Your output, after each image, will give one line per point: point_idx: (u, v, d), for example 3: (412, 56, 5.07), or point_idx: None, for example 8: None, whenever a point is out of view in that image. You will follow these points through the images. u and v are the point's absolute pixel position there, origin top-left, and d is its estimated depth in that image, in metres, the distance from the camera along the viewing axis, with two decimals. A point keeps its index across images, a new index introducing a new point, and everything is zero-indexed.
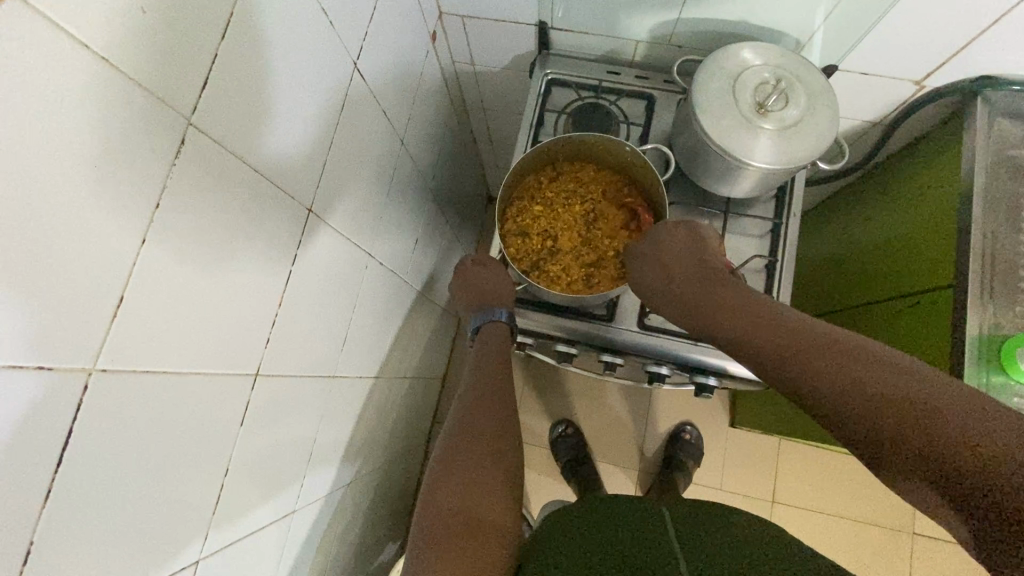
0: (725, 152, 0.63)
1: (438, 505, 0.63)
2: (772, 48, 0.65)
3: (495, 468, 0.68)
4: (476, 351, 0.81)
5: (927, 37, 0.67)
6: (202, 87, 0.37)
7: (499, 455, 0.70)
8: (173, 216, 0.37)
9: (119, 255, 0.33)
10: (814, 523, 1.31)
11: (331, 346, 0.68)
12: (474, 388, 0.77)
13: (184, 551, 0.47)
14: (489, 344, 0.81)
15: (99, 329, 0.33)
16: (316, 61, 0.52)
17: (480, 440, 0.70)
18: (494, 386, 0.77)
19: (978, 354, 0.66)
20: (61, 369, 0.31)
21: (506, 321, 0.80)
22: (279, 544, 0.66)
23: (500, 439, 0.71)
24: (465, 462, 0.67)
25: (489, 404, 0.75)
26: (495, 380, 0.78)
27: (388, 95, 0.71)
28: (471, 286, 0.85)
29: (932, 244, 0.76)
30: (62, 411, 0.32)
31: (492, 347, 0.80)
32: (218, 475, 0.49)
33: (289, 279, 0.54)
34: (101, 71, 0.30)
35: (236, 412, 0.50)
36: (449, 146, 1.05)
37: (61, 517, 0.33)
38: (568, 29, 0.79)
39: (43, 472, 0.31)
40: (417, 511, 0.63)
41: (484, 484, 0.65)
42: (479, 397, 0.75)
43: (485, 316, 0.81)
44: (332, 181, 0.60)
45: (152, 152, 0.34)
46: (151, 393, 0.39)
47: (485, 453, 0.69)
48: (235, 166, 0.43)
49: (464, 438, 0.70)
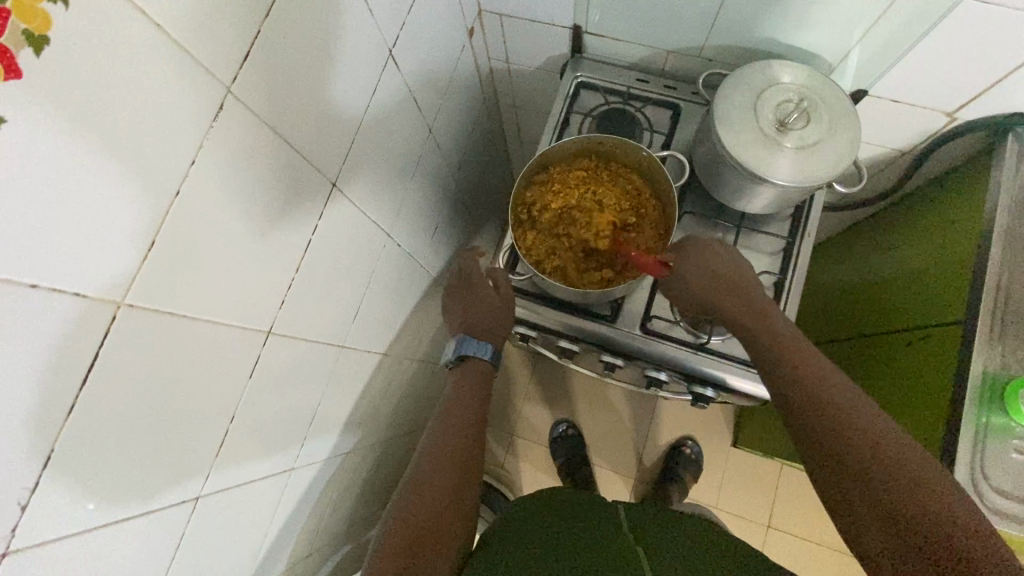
0: (741, 166, 0.64)
1: (413, 507, 0.65)
2: (800, 68, 0.66)
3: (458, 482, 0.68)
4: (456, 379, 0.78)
5: (962, 68, 0.66)
6: (245, 59, 0.41)
7: (465, 472, 0.70)
8: (206, 174, 0.40)
9: (154, 202, 0.37)
10: (808, 552, 1.29)
11: (343, 316, 0.72)
12: (453, 405, 0.76)
13: (185, 487, 0.50)
14: (466, 380, 0.79)
15: (129, 269, 0.36)
16: (354, 44, 0.55)
17: (451, 452, 0.70)
18: (473, 404, 0.76)
19: (980, 393, 0.65)
20: (95, 298, 0.35)
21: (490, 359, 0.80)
22: (275, 498, 0.70)
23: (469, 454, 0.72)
24: (434, 473, 0.68)
25: (460, 422, 0.73)
26: (474, 406, 0.76)
27: (420, 84, 0.74)
28: (468, 302, 0.80)
29: (947, 279, 0.75)
30: (92, 336, 0.35)
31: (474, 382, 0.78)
32: (224, 421, 0.53)
33: (308, 247, 0.58)
34: (152, 33, 0.33)
35: (247, 365, 0.54)
36: (478, 139, 1.08)
37: (80, 435, 0.37)
38: (602, 34, 0.80)
39: (69, 388, 0.35)
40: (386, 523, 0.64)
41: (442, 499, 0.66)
42: (451, 415, 0.74)
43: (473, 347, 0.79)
44: (358, 160, 0.63)
45: (189, 112, 0.37)
46: (170, 332, 0.42)
47: (456, 469, 0.69)
48: (267, 135, 0.46)
49: (436, 449, 0.71)
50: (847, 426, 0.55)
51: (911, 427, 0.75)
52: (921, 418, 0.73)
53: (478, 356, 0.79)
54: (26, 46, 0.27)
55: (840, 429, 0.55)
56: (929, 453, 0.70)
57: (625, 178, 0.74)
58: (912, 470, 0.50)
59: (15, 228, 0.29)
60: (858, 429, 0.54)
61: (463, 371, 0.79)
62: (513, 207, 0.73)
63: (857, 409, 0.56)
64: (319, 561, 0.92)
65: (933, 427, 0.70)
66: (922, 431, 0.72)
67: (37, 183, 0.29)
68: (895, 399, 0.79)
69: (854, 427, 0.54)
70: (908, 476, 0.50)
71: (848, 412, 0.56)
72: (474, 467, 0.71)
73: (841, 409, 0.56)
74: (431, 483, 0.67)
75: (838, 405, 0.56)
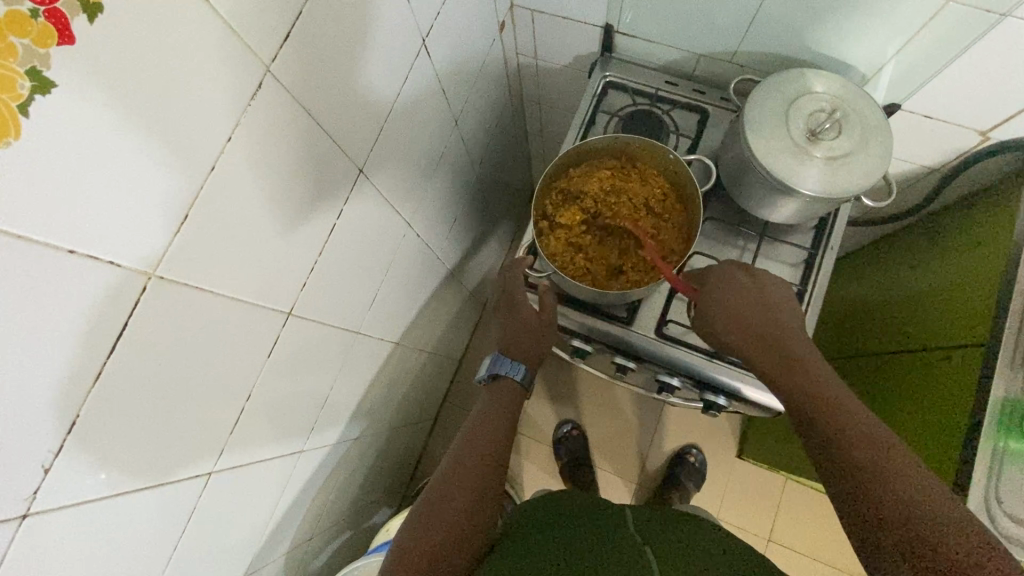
0: (770, 174, 0.63)
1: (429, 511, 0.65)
2: (835, 78, 0.65)
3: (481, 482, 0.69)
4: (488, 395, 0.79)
5: (1000, 87, 0.65)
6: (284, 39, 0.41)
7: (491, 478, 0.70)
8: (240, 151, 0.41)
9: (190, 175, 0.37)
10: (808, 568, 1.28)
11: (360, 302, 0.72)
12: (478, 421, 0.76)
13: (199, 460, 0.51)
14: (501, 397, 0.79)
15: (161, 241, 0.37)
16: (390, 30, 0.55)
17: (476, 457, 0.71)
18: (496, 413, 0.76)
19: (998, 417, 0.65)
20: (127, 268, 0.35)
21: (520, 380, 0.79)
22: (283, 479, 0.70)
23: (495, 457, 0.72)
24: (459, 474, 0.69)
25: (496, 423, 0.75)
26: (508, 414, 0.77)
27: (450, 76, 0.74)
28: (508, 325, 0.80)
29: (971, 300, 0.74)
30: (122, 306, 0.36)
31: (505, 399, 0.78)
32: (240, 399, 0.53)
33: (332, 230, 0.58)
34: (201, 9, 0.33)
35: (266, 345, 0.54)
36: (501, 133, 1.08)
37: (107, 403, 0.37)
38: (633, 34, 0.80)
39: (98, 356, 0.35)
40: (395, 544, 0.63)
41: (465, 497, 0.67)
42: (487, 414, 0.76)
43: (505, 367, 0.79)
44: (385, 147, 0.63)
45: (229, 90, 0.38)
46: (198, 307, 0.43)
47: (482, 469, 0.70)
48: (301, 118, 0.46)
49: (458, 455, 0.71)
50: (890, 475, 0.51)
51: (928, 447, 0.74)
52: (939, 440, 0.72)
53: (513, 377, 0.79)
54: (81, 13, 0.27)
55: (880, 479, 0.52)
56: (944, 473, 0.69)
57: (652, 179, 0.74)
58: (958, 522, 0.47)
59: (58, 193, 0.29)
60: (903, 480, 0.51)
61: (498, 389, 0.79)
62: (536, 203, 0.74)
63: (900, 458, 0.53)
64: (321, 544, 0.93)
65: (950, 449, 0.70)
66: (938, 452, 0.72)
67: (81, 152, 0.29)
68: (913, 420, 0.78)
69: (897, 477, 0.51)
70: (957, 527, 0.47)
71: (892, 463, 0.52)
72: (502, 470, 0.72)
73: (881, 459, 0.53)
74: (453, 484, 0.68)
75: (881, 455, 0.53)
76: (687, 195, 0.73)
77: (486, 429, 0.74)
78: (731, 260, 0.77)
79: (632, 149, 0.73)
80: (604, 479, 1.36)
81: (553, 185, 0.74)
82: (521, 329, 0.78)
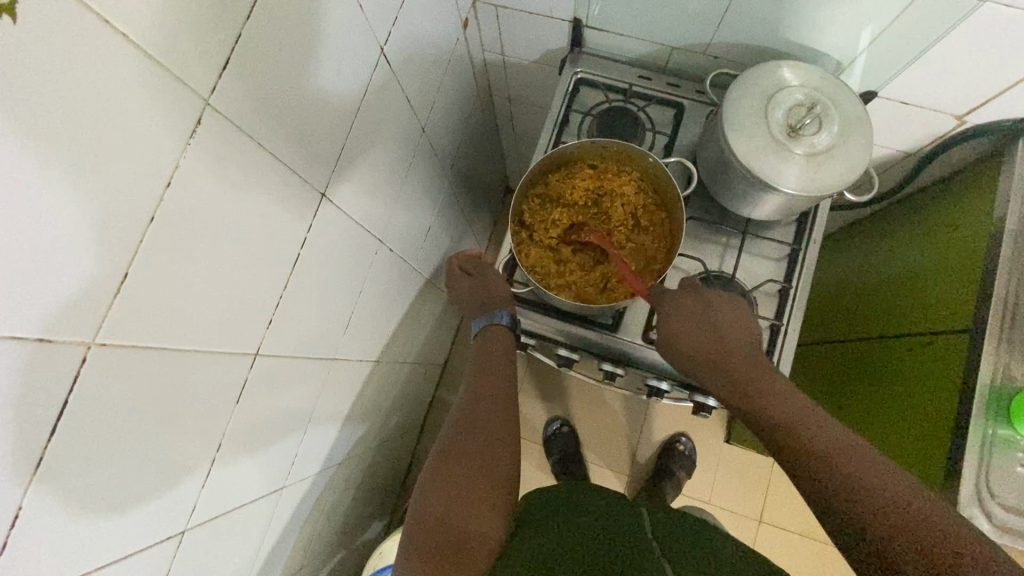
0: (752, 173, 0.61)
1: (444, 486, 0.64)
2: (812, 70, 0.63)
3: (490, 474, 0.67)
4: (478, 346, 0.78)
5: (976, 72, 0.64)
6: (222, 69, 0.37)
7: (497, 464, 0.67)
8: (185, 196, 0.37)
9: (126, 230, 0.33)
10: (799, 546, 1.31)
11: (335, 327, 0.68)
12: (473, 400, 0.73)
13: (170, 521, 0.48)
14: (492, 345, 0.78)
15: (99, 303, 0.33)
16: (343, 43, 0.51)
17: (478, 437, 0.69)
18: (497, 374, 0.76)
19: (985, 405, 0.65)
20: (59, 341, 0.31)
21: (508, 323, 0.78)
22: (266, 518, 0.67)
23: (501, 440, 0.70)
24: (453, 473, 0.65)
25: (493, 394, 0.74)
26: (503, 370, 0.77)
27: (413, 82, 0.70)
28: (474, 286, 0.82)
29: (953, 286, 0.75)
30: (60, 382, 0.32)
31: (497, 349, 0.78)
32: (211, 449, 0.50)
33: (297, 261, 0.54)
34: (117, 44, 0.29)
35: (234, 389, 0.51)
36: (471, 133, 1.04)
37: (50, 488, 0.34)
38: (603, 28, 0.77)
39: (36, 443, 0.32)
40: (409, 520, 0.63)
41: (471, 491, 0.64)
42: (483, 388, 0.74)
43: (485, 319, 0.79)
44: (347, 167, 0.59)
45: (162, 130, 0.33)
46: (150, 368, 0.39)
47: (482, 455, 0.67)
48: (250, 148, 0.42)
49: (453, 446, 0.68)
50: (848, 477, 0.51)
51: (915, 434, 0.75)
52: (926, 429, 0.73)
53: (499, 322, 0.78)
54: None
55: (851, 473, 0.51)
56: (934, 463, 0.70)
57: (634, 186, 0.73)
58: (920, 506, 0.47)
59: None
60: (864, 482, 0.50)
61: (488, 338, 0.78)
62: (512, 214, 0.72)
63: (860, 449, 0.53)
64: (313, 572, 0.90)
65: (938, 436, 0.70)
66: (926, 439, 0.72)
67: None
68: (899, 406, 0.79)
69: (854, 478, 0.50)
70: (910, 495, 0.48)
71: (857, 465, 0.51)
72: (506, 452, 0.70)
73: (837, 464, 0.52)
74: (453, 477, 0.65)
75: (839, 457, 0.52)
76: (668, 199, 0.71)
77: (480, 407, 0.72)
78: (714, 259, 0.76)
79: (611, 153, 0.72)
80: (595, 472, 1.36)
81: (530, 193, 0.73)
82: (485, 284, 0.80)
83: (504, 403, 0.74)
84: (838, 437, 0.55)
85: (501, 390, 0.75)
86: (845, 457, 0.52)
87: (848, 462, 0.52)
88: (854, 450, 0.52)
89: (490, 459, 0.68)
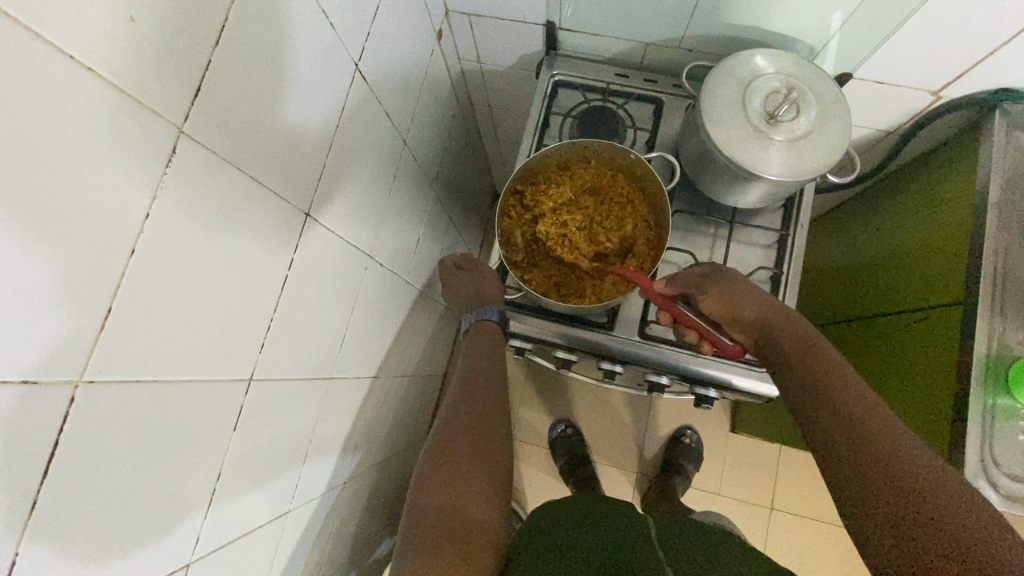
0: (734, 163, 0.61)
1: (439, 481, 0.66)
2: (785, 56, 0.64)
3: (488, 485, 0.68)
4: (467, 345, 0.82)
5: (945, 48, 0.65)
6: (193, 96, 0.37)
7: (489, 465, 0.70)
8: (163, 224, 0.36)
9: (106, 266, 0.33)
10: (812, 530, 1.31)
11: (330, 346, 0.68)
12: (459, 404, 0.75)
13: (174, 554, 0.47)
14: (481, 340, 0.82)
15: (87, 341, 0.33)
16: (317, 62, 0.51)
17: (467, 441, 0.71)
18: (486, 380, 0.79)
19: (984, 376, 0.65)
20: (48, 382, 0.31)
21: (497, 320, 0.82)
22: (273, 544, 0.66)
23: (498, 448, 0.72)
24: (445, 473, 0.67)
25: (479, 398, 0.76)
26: (489, 367, 0.80)
27: (391, 94, 0.70)
28: (467, 290, 0.88)
29: (943, 259, 0.75)
30: (50, 421, 0.32)
31: (487, 345, 0.81)
32: (211, 476, 0.49)
33: (286, 282, 0.54)
34: (84, 78, 0.29)
35: (231, 415, 0.50)
36: (454, 142, 1.04)
37: (49, 527, 0.33)
38: (577, 29, 0.77)
39: (28, 486, 0.31)
40: (410, 515, 0.64)
41: (466, 487, 0.66)
42: (468, 393, 0.77)
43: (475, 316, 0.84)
44: (330, 184, 0.59)
45: (135, 160, 0.33)
46: (143, 400, 0.39)
47: (472, 454, 0.69)
48: (230, 172, 0.42)
49: (449, 456, 0.68)
50: (884, 462, 0.53)
51: (915, 410, 0.75)
52: (929, 402, 0.72)
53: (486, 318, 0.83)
54: None
55: (876, 458, 0.54)
56: (938, 439, 0.69)
57: (620, 188, 0.74)
58: (953, 505, 0.49)
59: None
60: (900, 466, 0.52)
61: (476, 333, 0.82)
62: (502, 203, 0.73)
63: (893, 438, 0.55)
64: None
65: (941, 410, 0.70)
66: (929, 409, 0.72)
67: None
68: (898, 383, 0.79)
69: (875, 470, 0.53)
70: (934, 492, 0.50)
71: (898, 452, 0.54)
72: (496, 453, 0.72)
73: (879, 450, 0.54)
74: (445, 476, 0.66)
75: (882, 442, 0.55)
76: (653, 203, 0.73)
77: (469, 413, 0.74)
78: (705, 250, 0.77)
79: (596, 154, 0.73)
80: (603, 472, 1.36)
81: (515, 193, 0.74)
82: (476, 286, 0.87)
83: (490, 404, 0.76)
84: (876, 422, 0.57)
85: (485, 392, 0.77)
86: (892, 446, 0.54)
87: (887, 449, 0.54)
88: (892, 444, 0.54)
89: (484, 461, 0.70)
